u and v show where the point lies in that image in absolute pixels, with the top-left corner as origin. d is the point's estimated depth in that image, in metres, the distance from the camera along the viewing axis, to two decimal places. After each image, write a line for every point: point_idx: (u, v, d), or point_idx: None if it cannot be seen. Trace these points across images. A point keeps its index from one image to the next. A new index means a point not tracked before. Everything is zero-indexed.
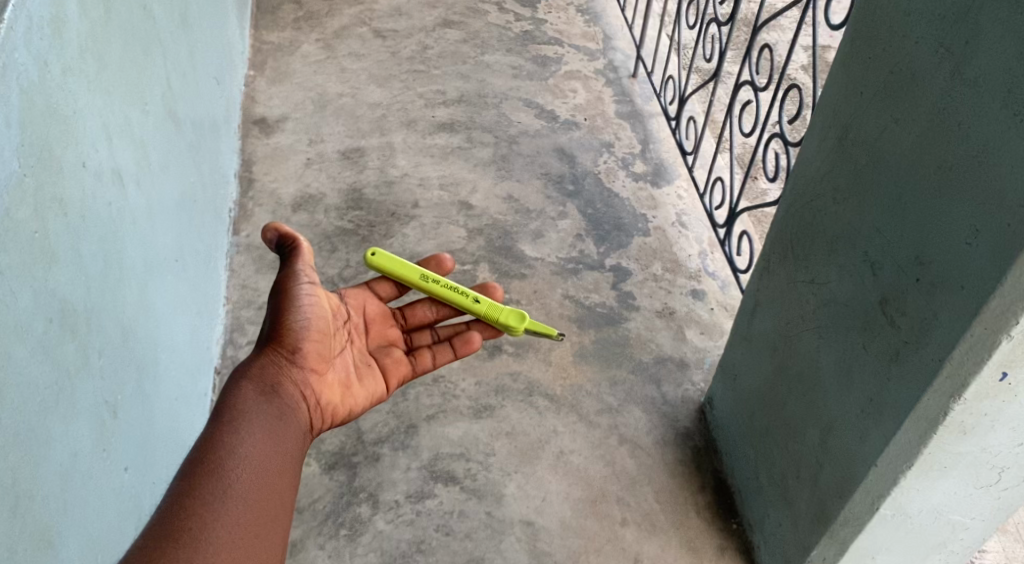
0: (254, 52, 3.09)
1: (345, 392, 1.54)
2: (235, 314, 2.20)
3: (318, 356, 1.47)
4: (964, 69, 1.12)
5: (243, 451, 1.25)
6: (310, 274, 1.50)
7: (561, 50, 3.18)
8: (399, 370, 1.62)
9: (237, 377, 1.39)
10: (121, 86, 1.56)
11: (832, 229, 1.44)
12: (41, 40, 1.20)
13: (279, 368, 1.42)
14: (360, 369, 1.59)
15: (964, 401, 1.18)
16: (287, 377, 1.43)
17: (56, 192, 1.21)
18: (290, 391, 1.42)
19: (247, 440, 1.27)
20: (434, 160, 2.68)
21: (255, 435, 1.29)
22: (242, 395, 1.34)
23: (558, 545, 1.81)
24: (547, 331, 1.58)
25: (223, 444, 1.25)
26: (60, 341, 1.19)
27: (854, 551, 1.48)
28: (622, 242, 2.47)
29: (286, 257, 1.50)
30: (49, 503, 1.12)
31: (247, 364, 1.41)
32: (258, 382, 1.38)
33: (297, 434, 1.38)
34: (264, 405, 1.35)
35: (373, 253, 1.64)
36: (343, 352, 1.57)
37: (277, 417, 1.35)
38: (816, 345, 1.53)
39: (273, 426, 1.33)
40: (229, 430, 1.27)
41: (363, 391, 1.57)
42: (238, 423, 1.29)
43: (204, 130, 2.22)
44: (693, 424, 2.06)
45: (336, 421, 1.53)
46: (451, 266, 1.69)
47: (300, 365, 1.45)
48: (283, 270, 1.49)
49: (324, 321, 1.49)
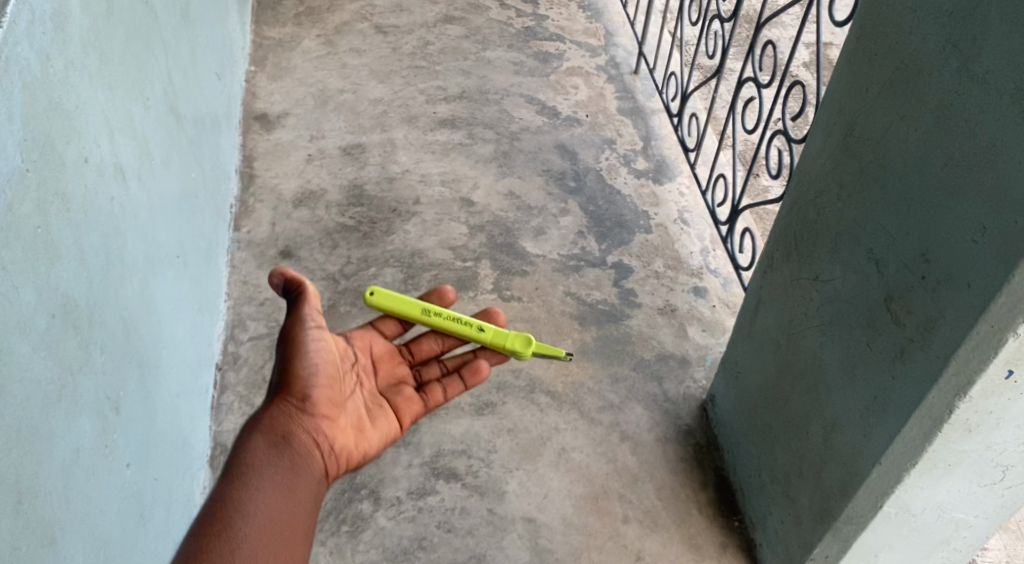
0: (255, 48, 3.08)
1: (359, 436, 1.48)
2: (236, 310, 2.20)
3: (329, 400, 1.42)
4: (973, 65, 1.12)
5: (251, 510, 1.22)
6: (317, 319, 1.45)
7: (562, 46, 3.17)
8: (411, 407, 1.58)
9: (248, 432, 1.36)
10: (123, 82, 1.56)
11: (836, 227, 1.44)
12: (44, 35, 1.20)
13: (289, 417, 1.37)
14: (372, 409, 1.53)
15: (969, 398, 1.18)
16: (299, 426, 1.37)
17: (59, 188, 1.21)
18: (302, 438, 1.36)
19: (255, 498, 1.24)
20: (435, 157, 2.68)
21: (263, 491, 1.25)
22: (251, 451, 1.31)
23: (560, 542, 1.81)
24: (555, 352, 1.59)
25: (231, 504, 1.22)
26: (62, 336, 1.18)
27: (857, 549, 1.48)
28: (623, 239, 2.47)
29: (292, 303, 1.45)
30: (52, 500, 1.12)
31: (257, 418, 1.38)
32: (267, 436, 1.34)
33: (311, 485, 1.33)
34: (274, 459, 1.31)
35: (373, 293, 1.60)
36: (354, 395, 1.52)
37: (288, 470, 1.31)
38: (819, 342, 1.52)
39: (283, 480, 1.29)
40: (238, 489, 1.24)
41: (377, 433, 1.52)
42: (245, 481, 1.26)
43: (205, 125, 2.21)
44: (695, 421, 2.06)
45: (352, 467, 1.46)
46: (453, 297, 1.66)
47: (312, 412, 1.40)
48: (289, 316, 1.44)
49: (332, 365, 1.45)
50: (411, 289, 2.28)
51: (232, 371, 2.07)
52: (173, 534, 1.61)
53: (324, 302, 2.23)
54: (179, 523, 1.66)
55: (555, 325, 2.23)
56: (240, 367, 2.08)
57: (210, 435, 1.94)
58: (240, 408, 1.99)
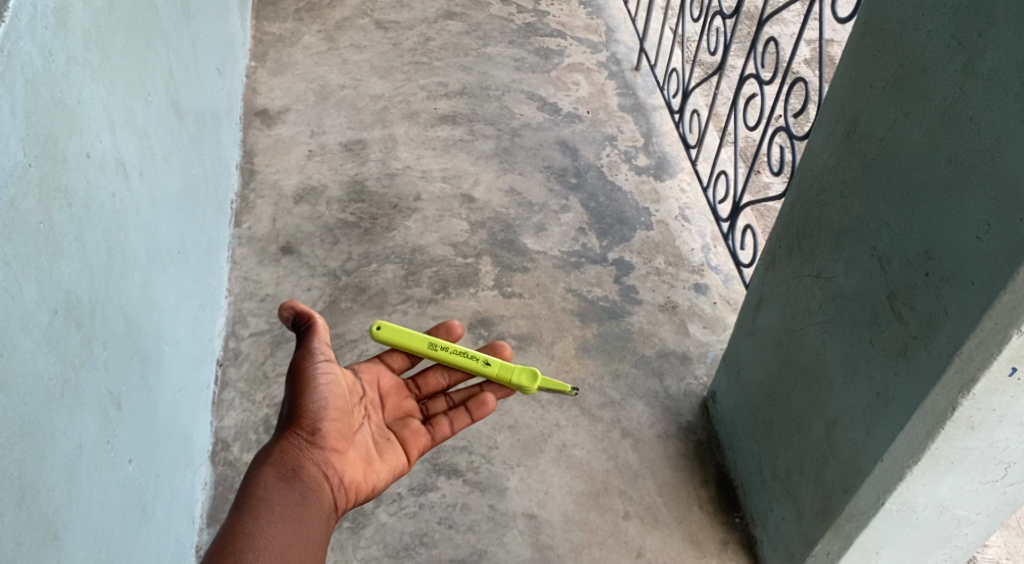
0: (256, 43, 3.07)
1: (367, 468, 1.47)
2: (236, 306, 2.20)
3: (339, 433, 1.42)
4: (978, 61, 1.12)
5: (262, 543, 1.24)
6: (326, 352, 1.45)
7: (563, 43, 3.17)
8: (418, 440, 1.55)
9: (258, 464, 1.37)
10: (125, 77, 1.55)
11: (839, 224, 1.44)
12: (45, 30, 1.19)
13: (300, 449, 1.38)
14: (380, 441, 1.52)
15: (972, 396, 1.18)
16: (309, 459, 1.38)
17: (61, 182, 1.21)
18: (312, 472, 1.37)
19: (265, 531, 1.26)
20: (436, 153, 2.67)
21: (273, 525, 1.27)
22: (262, 484, 1.33)
23: (561, 539, 1.81)
24: (561, 387, 1.57)
25: (243, 538, 1.24)
26: (65, 332, 1.18)
27: (858, 546, 1.48)
28: (624, 236, 2.47)
29: (302, 336, 1.45)
30: (55, 496, 1.12)
31: (268, 450, 1.38)
32: (278, 468, 1.35)
33: (321, 518, 1.34)
34: (285, 492, 1.32)
35: (379, 326, 1.58)
36: (363, 427, 1.50)
37: (298, 503, 1.32)
38: (821, 339, 1.52)
39: (293, 513, 1.30)
40: (250, 522, 1.26)
41: (385, 465, 1.50)
42: (256, 514, 1.28)
43: (206, 121, 2.21)
44: (696, 417, 2.06)
45: (360, 500, 1.46)
46: (461, 331, 1.64)
47: (321, 446, 1.39)
48: (299, 349, 1.44)
49: (341, 398, 1.44)
50: (412, 285, 2.27)
51: (233, 367, 2.06)
52: (175, 529, 1.61)
53: (325, 298, 2.23)
54: (181, 519, 1.66)
55: (556, 321, 2.23)
56: (241, 362, 2.08)
57: (211, 431, 1.94)
58: (242, 404, 1.99)
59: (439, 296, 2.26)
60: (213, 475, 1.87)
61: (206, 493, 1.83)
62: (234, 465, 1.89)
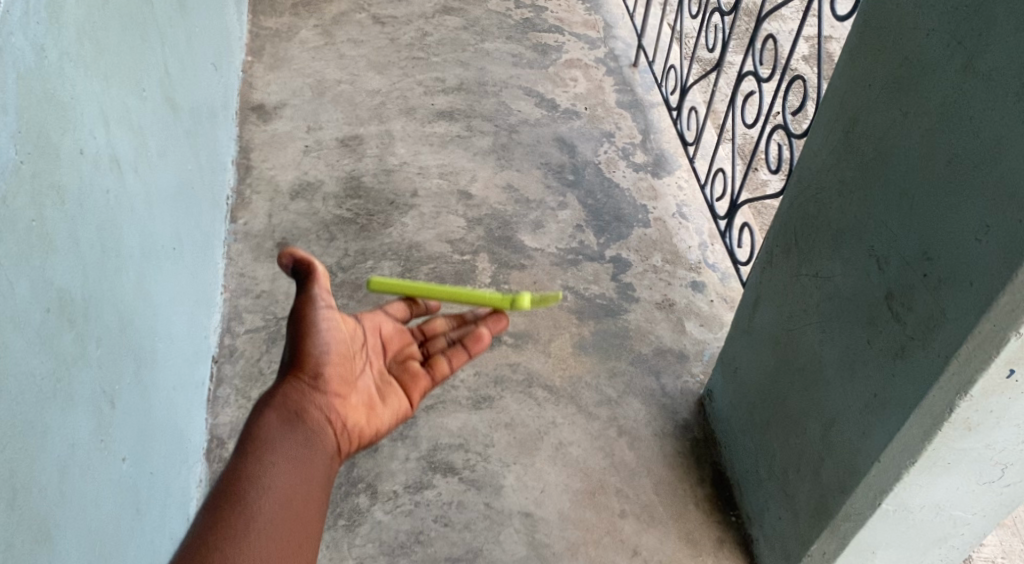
0: (252, 38, 3.06)
1: (370, 413, 1.36)
2: (232, 303, 2.19)
3: (340, 377, 1.32)
4: (977, 62, 1.11)
5: (266, 484, 1.13)
6: (327, 297, 1.34)
7: (562, 38, 3.16)
8: (419, 383, 1.44)
9: (257, 409, 1.25)
10: (119, 72, 1.54)
11: (837, 223, 1.43)
12: (38, 25, 1.19)
13: (302, 394, 1.27)
14: (382, 386, 1.41)
15: (970, 397, 1.18)
16: (311, 404, 1.27)
17: (54, 179, 1.20)
18: (316, 415, 1.26)
19: (271, 473, 1.15)
20: (433, 149, 2.66)
21: (279, 466, 1.16)
22: (264, 426, 1.21)
23: (557, 537, 1.81)
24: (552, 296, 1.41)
25: (248, 477, 1.13)
26: (58, 332, 1.17)
27: (855, 545, 1.47)
28: (622, 233, 2.46)
29: (301, 282, 1.34)
30: (48, 495, 1.11)
31: (267, 396, 1.27)
32: (279, 413, 1.23)
33: (327, 462, 1.24)
34: (289, 435, 1.21)
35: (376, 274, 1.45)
36: (364, 372, 1.39)
37: (303, 444, 1.21)
38: (818, 338, 1.52)
39: (297, 456, 1.19)
40: (253, 463, 1.15)
41: (388, 410, 1.39)
42: (257, 456, 1.16)
43: (202, 117, 2.20)
44: (692, 416, 2.05)
45: (363, 446, 1.35)
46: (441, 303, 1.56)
47: (324, 390, 1.29)
48: (299, 295, 1.33)
49: (342, 342, 1.34)
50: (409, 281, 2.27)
51: (229, 364, 2.06)
52: (170, 526, 1.61)
53: None
54: (176, 516, 1.65)
55: (553, 319, 2.22)
56: (237, 359, 2.07)
57: (207, 428, 1.93)
58: (237, 401, 1.99)
59: None
60: (209, 472, 1.86)
61: (201, 490, 1.82)
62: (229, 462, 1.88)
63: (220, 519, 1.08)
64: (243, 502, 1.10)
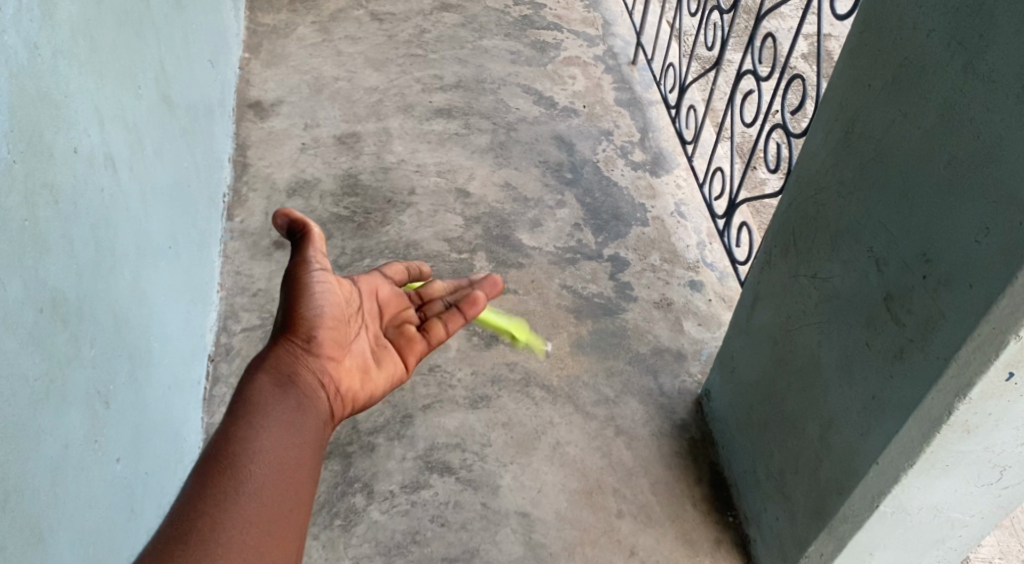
0: (249, 34, 3.05)
1: (364, 377, 1.37)
2: (228, 301, 2.18)
3: (334, 341, 1.32)
4: (978, 63, 1.11)
5: (258, 447, 1.09)
6: (321, 261, 1.35)
7: (560, 36, 3.14)
8: (414, 346, 1.46)
9: (250, 371, 1.23)
10: (113, 69, 1.53)
11: (836, 223, 1.43)
12: (31, 22, 1.17)
13: (296, 357, 1.26)
14: (376, 349, 1.42)
15: (969, 400, 1.17)
16: (305, 366, 1.26)
17: (47, 178, 1.19)
18: (311, 377, 1.25)
19: (262, 434, 1.11)
20: (431, 147, 2.65)
21: (269, 430, 1.12)
22: (256, 389, 1.17)
23: (554, 537, 1.80)
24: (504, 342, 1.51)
25: (238, 439, 1.09)
26: (51, 331, 1.16)
27: (852, 547, 1.47)
28: (620, 232, 2.45)
29: (296, 245, 1.34)
30: (39, 497, 1.10)
31: (260, 357, 1.25)
32: (274, 374, 1.21)
33: (321, 423, 1.22)
34: (284, 397, 1.18)
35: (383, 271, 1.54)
36: (359, 336, 1.40)
37: (295, 405, 1.18)
38: (817, 339, 1.51)
39: (290, 417, 1.16)
40: (242, 427, 1.11)
41: (383, 374, 1.40)
42: (249, 418, 1.12)
43: (198, 114, 2.19)
44: (690, 416, 2.05)
45: (358, 409, 1.36)
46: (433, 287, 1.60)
47: (319, 353, 1.29)
48: (293, 258, 1.34)
49: (337, 307, 1.34)
50: None
51: (224, 363, 2.05)
52: None
53: None
54: None
55: (551, 318, 2.21)
56: (233, 358, 2.06)
57: (202, 426, 1.92)
58: None
59: None
60: None
61: None
62: None
63: (213, 477, 1.04)
64: (234, 466, 1.05)
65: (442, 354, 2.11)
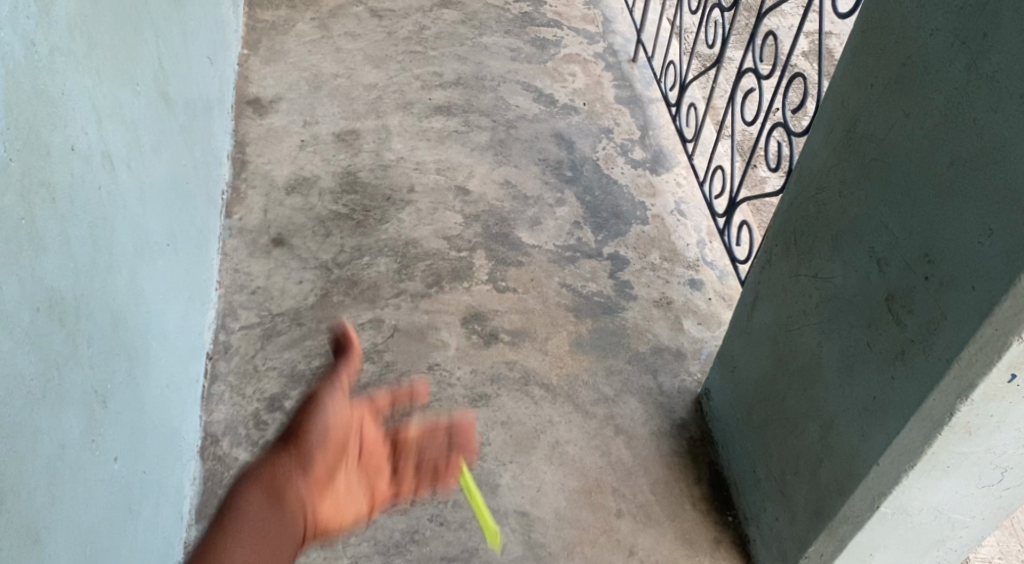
0: (248, 31, 3.04)
1: (342, 509, 1.32)
2: (227, 299, 2.17)
3: (322, 470, 1.31)
4: (982, 63, 1.10)
5: None
6: (346, 382, 1.39)
7: (560, 33, 3.13)
8: (388, 487, 1.36)
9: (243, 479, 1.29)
10: (111, 66, 1.52)
11: (838, 223, 1.42)
12: (28, 20, 1.17)
13: (284, 479, 1.28)
14: (359, 483, 1.35)
15: (971, 402, 1.17)
16: (289, 490, 1.27)
17: (44, 176, 1.18)
18: (293, 505, 1.26)
19: (230, 555, 1.16)
20: (430, 144, 2.65)
21: (240, 549, 1.17)
22: (242, 503, 1.23)
23: (553, 537, 1.80)
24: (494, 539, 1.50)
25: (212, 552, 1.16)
26: (47, 330, 1.15)
27: (853, 548, 1.46)
28: (619, 230, 2.44)
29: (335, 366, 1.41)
30: (37, 496, 1.10)
31: (257, 467, 1.31)
32: (264, 491, 1.25)
33: (289, 550, 1.22)
34: (261, 517, 1.22)
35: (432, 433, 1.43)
36: (351, 465, 1.36)
37: (270, 532, 1.21)
38: (817, 340, 1.51)
39: (264, 537, 1.20)
40: (222, 540, 1.17)
41: (353, 507, 1.33)
42: (229, 533, 1.18)
43: (197, 110, 2.18)
44: (689, 415, 2.04)
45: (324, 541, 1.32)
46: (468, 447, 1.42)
47: (304, 476, 1.29)
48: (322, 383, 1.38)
49: (339, 433, 1.34)
50: (406, 278, 2.25)
51: (223, 361, 2.04)
52: (162, 525, 1.59)
53: (317, 292, 2.20)
54: (169, 515, 1.64)
55: (551, 317, 2.21)
56: (231, 356, 2.05)
57: (201, 425, 1.91)
58: (231, 398, 1.97)
59: (432, 290, 2.23)
60: (203, 470, 1.84)
61: (195, 489, 1.81)
62: (223, 460, 1.86)
63: None
64: None
65: (441, 353, 2.10)
